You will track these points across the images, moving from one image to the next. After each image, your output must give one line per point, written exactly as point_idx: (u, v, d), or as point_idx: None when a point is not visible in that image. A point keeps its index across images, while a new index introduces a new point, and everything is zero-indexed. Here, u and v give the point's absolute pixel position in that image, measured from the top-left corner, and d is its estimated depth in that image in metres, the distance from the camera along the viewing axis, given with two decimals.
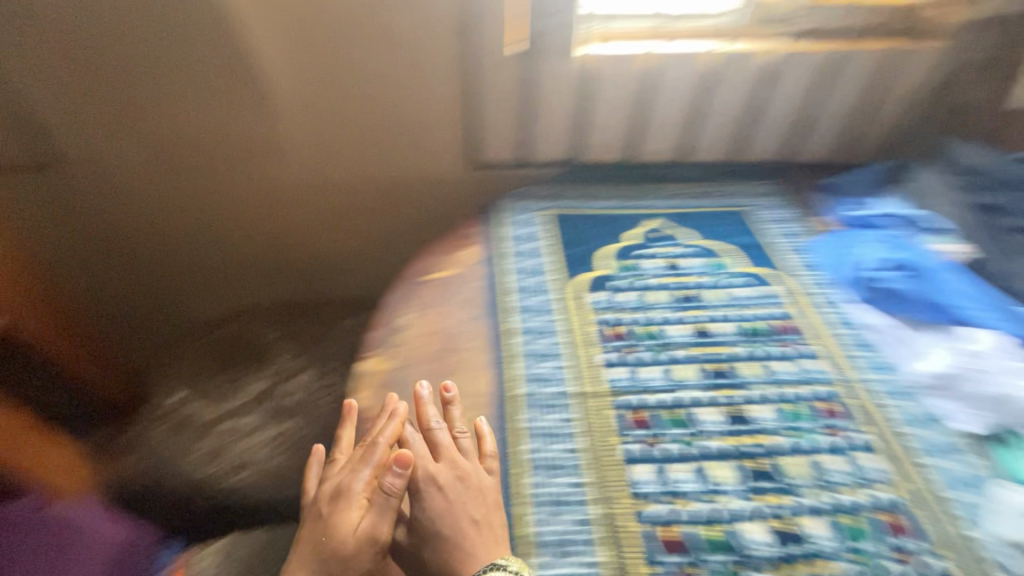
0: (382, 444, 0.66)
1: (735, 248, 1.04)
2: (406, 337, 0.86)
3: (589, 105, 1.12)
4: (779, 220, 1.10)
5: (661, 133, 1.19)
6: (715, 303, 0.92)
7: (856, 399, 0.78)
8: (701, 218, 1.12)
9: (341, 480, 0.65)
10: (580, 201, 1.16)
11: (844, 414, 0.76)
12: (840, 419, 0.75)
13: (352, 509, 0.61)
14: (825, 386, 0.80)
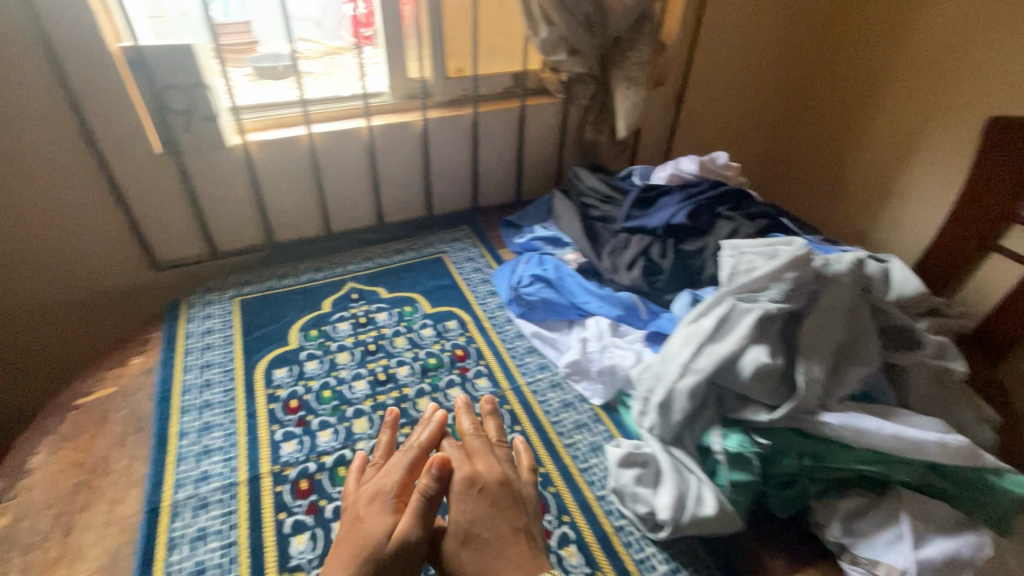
0: (400, 475, 0.69)
1: (427, 295, 1.15)
2: (34, 481, 0.76)
3: (271, 181, 1.16)
4: (472, 263, 1.25)
5: (347, 202, 1.27)
6: (401, 351, 1.00)
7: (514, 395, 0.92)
8: (398, 274, 1.21)
9: (356, 502, 0.68)
10: (278, 279, 1.17)
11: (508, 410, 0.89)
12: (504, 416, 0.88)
13: (366, 519, 0.65)
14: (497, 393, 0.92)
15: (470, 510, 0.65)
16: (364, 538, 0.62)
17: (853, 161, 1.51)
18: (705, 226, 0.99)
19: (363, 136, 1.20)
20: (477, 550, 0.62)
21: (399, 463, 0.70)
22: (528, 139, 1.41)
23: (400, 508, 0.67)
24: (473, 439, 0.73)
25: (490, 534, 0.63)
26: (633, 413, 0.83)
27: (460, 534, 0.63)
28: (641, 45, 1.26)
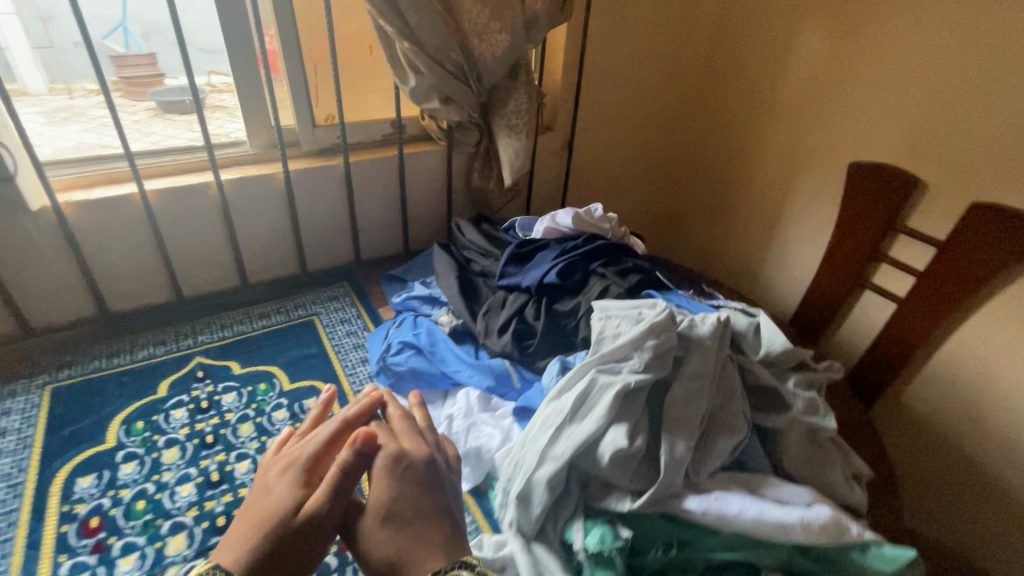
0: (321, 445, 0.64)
1: (288, 368, 1.02)
2: None
3: (97, 243, 1.01)
4: (346, 326, 1.14)
5: (200, 264, 1.13)
6: (245, 442, 0.87)
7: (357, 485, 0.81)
8: (258, 343, 1.08)
9: (263, 475, 0.63)
10: (108, 358, 1.01)
11: None
12: None
13: (271, 494, 0.59)
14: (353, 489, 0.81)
15: (391, 492, 0.60)
16: (266, 513, 0.56)
17: (734, 209, 1.56)
18: (578, 284, 0.94)
19: (213, 191, 1.08)
20: (393, 531, 0.58)
21: (319, 438, 0.65)
22: (411, 189, 1.33)
23: (312, 481, 0.61)
24: (399, 421, 0.70)
25: (412, 513, 0.59)
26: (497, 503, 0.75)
27: (380, 512, 0.59)
28: (518, 93, 1.23)
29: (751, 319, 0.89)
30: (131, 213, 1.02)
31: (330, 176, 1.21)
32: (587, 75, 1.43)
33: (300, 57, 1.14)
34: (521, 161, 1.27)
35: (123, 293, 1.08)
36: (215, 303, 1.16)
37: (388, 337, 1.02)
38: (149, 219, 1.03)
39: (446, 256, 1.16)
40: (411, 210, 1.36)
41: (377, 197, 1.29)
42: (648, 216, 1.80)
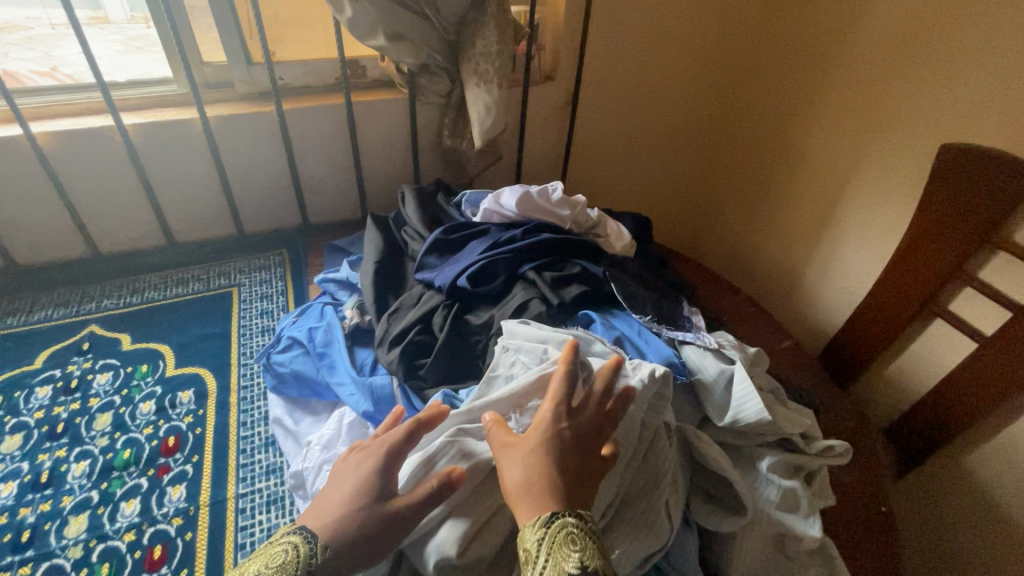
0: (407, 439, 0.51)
1: (180, 349, 0.90)
2: None
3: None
4: (263, 304, 1.00)
5: (115, 220, 1.02)
6: (94, 436, 0.76)
7: (189, 513, 0.68)
8: (160, 315, 0.96)
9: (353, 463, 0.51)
10: (3, 317, 0.94)
11: (172, 541, 0.66)
12: (159, 547, 0.65)
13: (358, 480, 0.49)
14: (184, 516, 0.68)
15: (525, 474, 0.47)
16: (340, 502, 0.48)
17: (782, 187, 1.20)
18: (498, 291, 0.72)
19: (116, 138, 0.93)
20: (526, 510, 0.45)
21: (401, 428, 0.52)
22: (366, 145, 1.13)
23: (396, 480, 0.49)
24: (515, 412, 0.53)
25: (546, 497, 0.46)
26: None
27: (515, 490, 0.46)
28: (488, 30, 0.96)
29: (722, 368, 0.63)
30: (22, 161, 0.90)
31: (264, 127, 1.03)
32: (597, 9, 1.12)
33: None
34: (491, 118, 1.02)
35: (31, 245, 0.99)
36: (136, 263, 1.06)
37: (287, 325, 0.85)
38: (44, 167, 0.91)
39: (381, 230, 0.96)
40: (369, 171, 1.16)
41: (325, 153, 1.11)
42: (675, 195, 1.48)
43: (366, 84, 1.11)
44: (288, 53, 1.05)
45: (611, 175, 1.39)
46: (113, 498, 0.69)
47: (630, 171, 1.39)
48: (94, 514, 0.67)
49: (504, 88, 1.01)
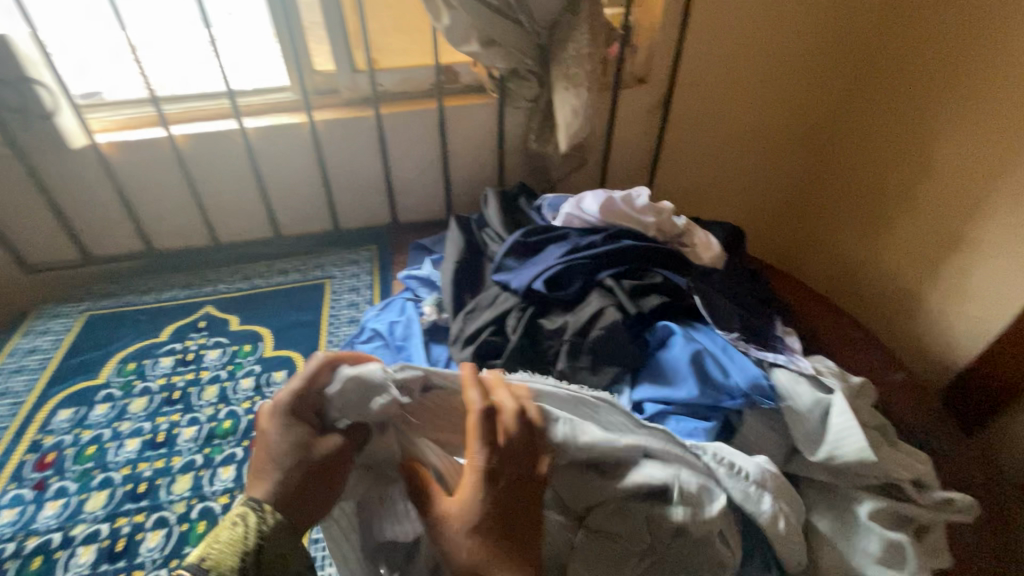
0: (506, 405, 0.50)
1: (278, 333, 0.98)
2: None
3: (136, 184, 1.05)
4: (351, 296, 1.07)
5: (233, 213, 1.13)
6: (202, 405, 0.84)
7: None
8: (263, 301, 1.05)
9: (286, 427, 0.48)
10: (141, 295, 1.08)
11: None
12: None
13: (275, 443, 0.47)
14: None
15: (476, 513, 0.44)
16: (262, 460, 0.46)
17: (912, 188, 1.04)
18: (574, 296, 0.70)
19: (238, 139, 1.04)
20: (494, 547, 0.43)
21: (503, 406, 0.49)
22: (454, 147, 1.16)
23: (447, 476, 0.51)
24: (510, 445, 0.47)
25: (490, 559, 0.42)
26: None
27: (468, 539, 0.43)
28: (580, 32, 0.95)
29: (818, 397, 0.57)
30: (162, 158, 1.02)
31: (363, 130, 1.10)
32: (696, 7, 1.07)
33: None
34: (578, 122, 1.01)
35: (166, 232, 1.12)
36: (248, 253, 1.17)
37: (372, 317, 0.90)
38: (178, 163, 1.03)
39: (463, 231, 0.98)
40: (456, 173, 1.20)
41: (417, 155, 1.15)
42: (775, 204, 1.37)
43: (459, 89, 1.14)
44: (389, 59, 1.10)
45: (703, 183, 1.32)
46: (211, 464, 0.77)
47: (724, 178, 1.31)
48: (196, 476, 0.75)
49: (593, 92, 0.99)
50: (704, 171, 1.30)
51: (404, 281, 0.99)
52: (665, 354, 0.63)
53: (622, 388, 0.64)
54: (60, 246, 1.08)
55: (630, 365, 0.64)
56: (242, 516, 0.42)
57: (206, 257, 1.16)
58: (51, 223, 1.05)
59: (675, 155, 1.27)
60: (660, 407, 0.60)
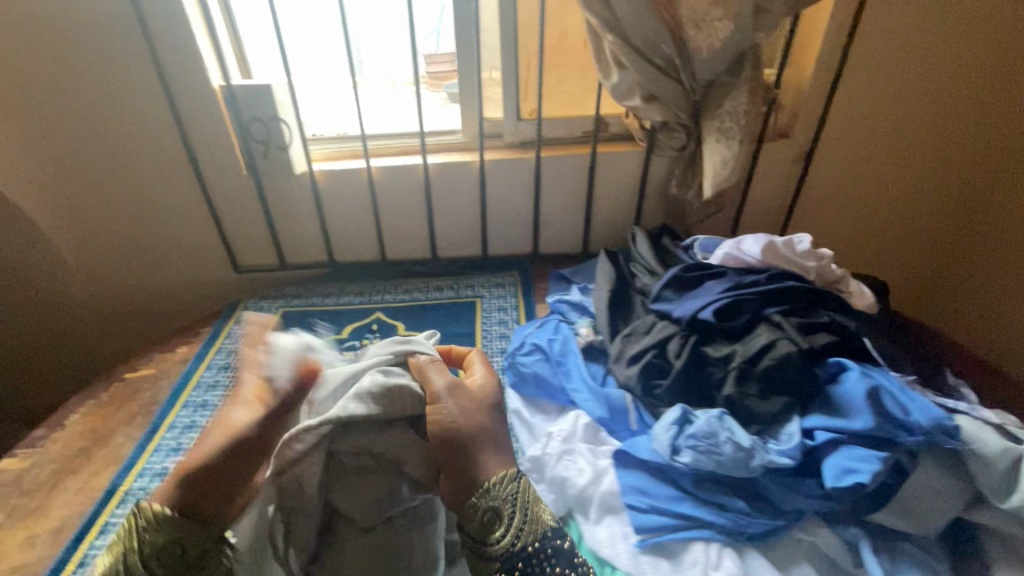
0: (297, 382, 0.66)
1: (438, 340, 1.11)
2: (58, 436, 0.91)
3: (333, 204, 1.25)
4: (500, 315, 1.18)
5: (402, 235, 1.31)
6: None
7: None
8: (425, 312, 1.19)
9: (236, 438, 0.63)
10: (323, 298, 1.26)
11: None
12: None
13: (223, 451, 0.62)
14: None
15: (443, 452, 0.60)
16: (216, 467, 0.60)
17: None
18: (740, 328, 0.76)
19: (420, 173, 1.22)
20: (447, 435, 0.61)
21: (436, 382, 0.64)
22: (599, 188, 1.27)
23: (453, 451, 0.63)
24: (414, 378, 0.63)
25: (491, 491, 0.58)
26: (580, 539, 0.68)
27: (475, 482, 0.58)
28: (738, 91, 1.03)
29: (1007, 447, 0.57)
30: (359, 184, 1.22)
31: (522, 169, 1.24)
32: (848, 70, 1.14)
33: (515, 51, 1.17)
34: (727, 171, 1.08)
35: (346, 246, 1.31)
36: (409, 270, 1.33)
37: (529, 333, 1.00)
38: (370, 189, 1.22)
39: (612, 263, 1.07)
40: (597, 211, 1.30)
41: (565, 194, 1.28)
42: (934, 251, 1.34)
43: (608, 137, 1.26)
44: (549, 111, 1.25)
45: (853, 236, 1.34)
46: None
47: (877, 226, 1.32)
48: None
49: (744, 144, 1.07)
50: (855, 221, 1.31)
51: (554, 305, 1.09)
52: (839, 388, 0.66)
53: (791, 417, 0.68)
54: (263, 252, 1.30)
55: (800, 397, 0.69)
56: (164, 518, 0.56)
57: (374, 270, 1.34)
58: (261, 232, 1.27)
59: (826, 204, 1.29)
60: (833, 435, 0.63)
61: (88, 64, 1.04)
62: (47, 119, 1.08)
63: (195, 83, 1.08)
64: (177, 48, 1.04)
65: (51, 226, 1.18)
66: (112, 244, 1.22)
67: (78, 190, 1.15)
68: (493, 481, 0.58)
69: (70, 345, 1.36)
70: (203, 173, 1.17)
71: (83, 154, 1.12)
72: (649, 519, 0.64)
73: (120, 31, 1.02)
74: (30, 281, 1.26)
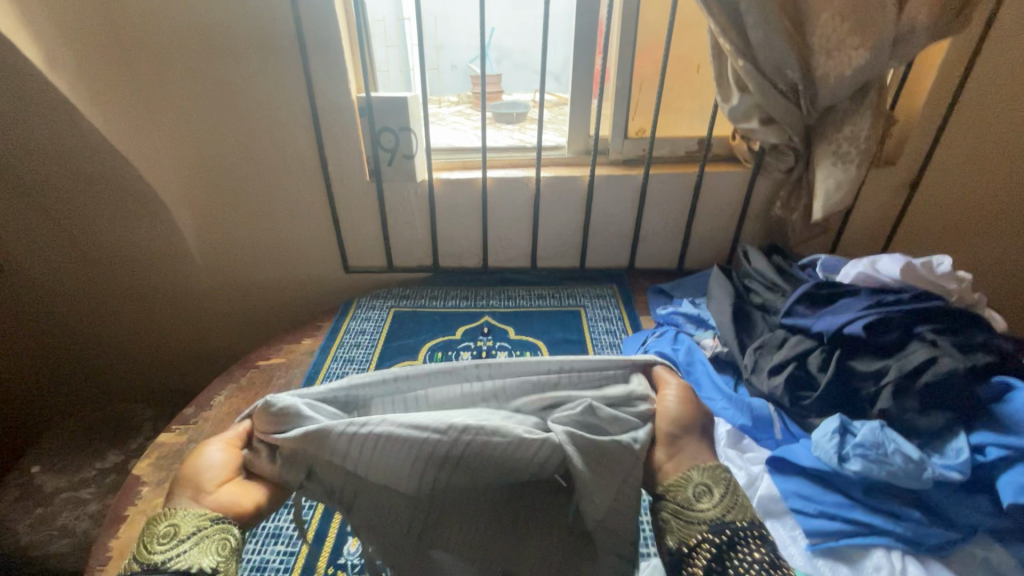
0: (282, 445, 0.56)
1: (549, 345, 1.14)
2: (208, 415, 0.97)
3: (445, 211, 1.30)
4: (606, 325, 1.20)
5: (505, 243, 1.36)
6: None
7: None
8: (532, 318, 1.23)
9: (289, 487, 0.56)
10: (429, 299, 1.30)
11: None
12: None
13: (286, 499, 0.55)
14: None
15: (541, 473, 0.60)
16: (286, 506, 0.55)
17: None
18: (892, 345, 0.78)
19: (531, 185, 1.27)
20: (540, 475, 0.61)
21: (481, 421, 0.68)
22: (702, 206, 1.30)
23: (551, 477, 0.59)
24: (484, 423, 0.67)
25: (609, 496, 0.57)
26: None
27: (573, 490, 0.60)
28: (860, 117, 1.05)
29: None
30: (471, 194, 1.28)
31: (628, 186, 1.28)
32: (964, 101, 1.12)
33: (630, 74, 1.23)
34: (839, 195, 1.08)
35: (451, 253, 1.37)
36: (509, 277, 1.38)
37: (651, 344, 1.02)
38: (482, 200, 1.28)
39: (727, 279, 1.10)
40: (697, 228, 1.33)
41: (667, 210, 1.31)
42: None
43: (711, 158, 1.31)
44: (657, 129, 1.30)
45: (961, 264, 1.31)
46: None
47: (991, 254, 1.29)
48: None
49: (861, 169, 1.07)
50: (967, 248, 1.29)
51: (667, 317, 1.11)
52: (1006, 406, 0.68)
53: (956, 432, 0.69)
54: (374, 255, 1.36)
55: (961, 414, 0.70)
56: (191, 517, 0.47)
57: (476, 276, 1.39)
58: (375, 235, 1.32)
59: (937, 231, 1.28)
60: (1004, 451, 0.65)
61: (240, 73, 1.11)
62: (194, 123, 1.15)
63: (334, 94, 1.14)
64: (324, 61, 1.11)
65: (187, 222, 1.26)
66: (239, 240, 1.30)
67: (214, 189, 1.22)
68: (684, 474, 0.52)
69: (191, 331, 1.46)
70: (331, 179, 1.24)
71: (223, 156, 1.19)
72: (821, 524, 0.66)
73: (274, 44, 1.09)
74: (159, 273, 1.35)
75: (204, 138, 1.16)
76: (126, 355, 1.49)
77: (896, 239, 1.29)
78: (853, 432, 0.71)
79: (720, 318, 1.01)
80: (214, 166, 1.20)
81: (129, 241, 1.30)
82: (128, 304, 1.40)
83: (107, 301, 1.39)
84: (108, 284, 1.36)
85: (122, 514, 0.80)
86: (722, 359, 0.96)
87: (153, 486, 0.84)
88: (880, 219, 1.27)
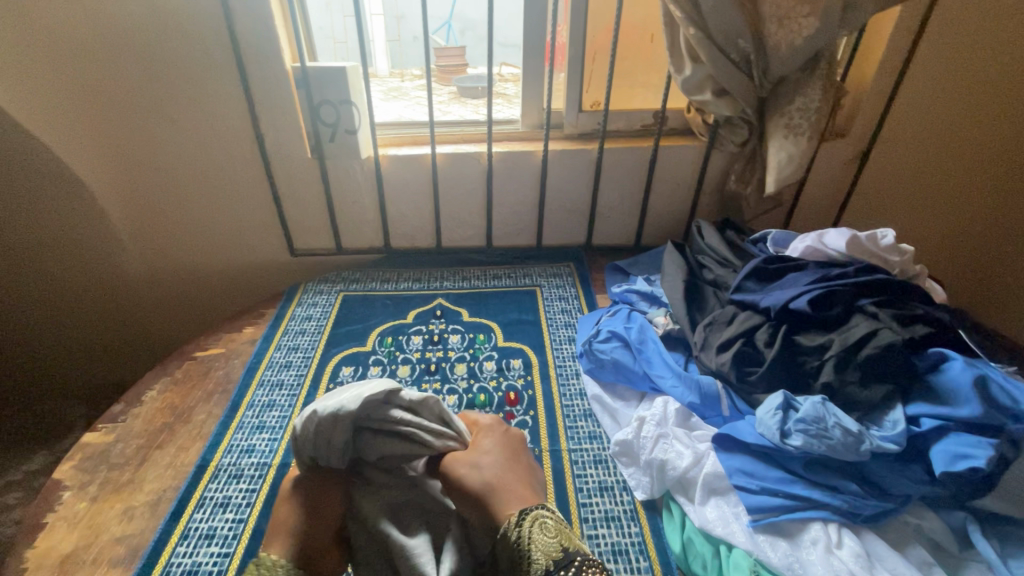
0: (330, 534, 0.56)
1: (503, 326, 1.10)
2: (138, 412, 0.91)
3: (394, 190, 1.24)
4: (562, 304, 1.17)
5: (460, 222, 1.31)
6: (457, 378, 0.97)
7: (536, 452, 0.82)
8: (486, 299, 1.19)
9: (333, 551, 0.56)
10: (380, 283, 1.25)
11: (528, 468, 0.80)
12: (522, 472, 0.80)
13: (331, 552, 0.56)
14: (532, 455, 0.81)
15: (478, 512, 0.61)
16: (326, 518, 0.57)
17: None
18: (835, 318, 0.78)
19: (483, 161, 1.22)
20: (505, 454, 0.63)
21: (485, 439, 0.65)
22: (657, 182, 1.28)
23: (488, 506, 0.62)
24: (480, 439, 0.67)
25: None
26: (691, 518, 0.69)
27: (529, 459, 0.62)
28: (811, 88, 1.02)
29: None
30: (419, 172, 1.22)
31: (582, 162, 1.25)
32: (912, 72, 1.12)
33: (584, 44, 1.18)
34: (792, 168, 1.05)
35: (403, 233, 1.32)
36: (462, 258, 1.34)
37: (605, 325, 1.00)
38: (431, 178, 1.23)
39: (681, 255, 1.08)
40: (653, 205, 1.32)
41: (623, 185, 1.29)
42: (990, 251, 1.33)
43: (667, 131, 1.28)
44: (612, 103, 1.27)
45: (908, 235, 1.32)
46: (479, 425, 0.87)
47: (933, 225, 1.32)
48: None
49: (812, 142, 1.04)
50: (912, 220, 1.31)
51: (623, 297, 1.09)
52: (942, 376, 0.69)
53: (894, 404, 0.70)
54: (322, 236, 1.29)
55: (900, 385, 0.71)
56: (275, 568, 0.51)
57: (429, 257, 1.34)
58: (321, 215, 1.26)
59: (884, 205, 1.29)
60: (940, 421, 0.66)
61: (156, 40, 1.01)
62: (110, 92, 1.04)
63: (268, 64, 1.06)
64: (256, 31, 1.02)
65: (111, 203, 1.17)
66: (173, 225, 1.21)
67: (140, 169, 1.13)
68: (505, 527, 0.53)
69: (125, 321, 1.37)
70: (270, 158, 1.16)
71: (147, 132, 1.09)
72: (763, 500, 0.67)
73: (195, 8, 0.99)
74: (84, 260, 1.26)
75: (121, 112, 1.07)
76: (50, 349, 1.39)
77: (845, 213, 1.30)
78: (796, 407, 0.72)
79: (672, 296, 0.99)
80: (133, 142, 1.10)
81: (48, 224, 1.21)
82: (54, 293, 1.30)
83: (28, 290, 1.29)
84: (27, 274, 1.27)
85: (40, 520, 0.75)
86: (673, 337, 0.96)
87: (75, 491, 0.79)
88: (830, 193, 1.28)
